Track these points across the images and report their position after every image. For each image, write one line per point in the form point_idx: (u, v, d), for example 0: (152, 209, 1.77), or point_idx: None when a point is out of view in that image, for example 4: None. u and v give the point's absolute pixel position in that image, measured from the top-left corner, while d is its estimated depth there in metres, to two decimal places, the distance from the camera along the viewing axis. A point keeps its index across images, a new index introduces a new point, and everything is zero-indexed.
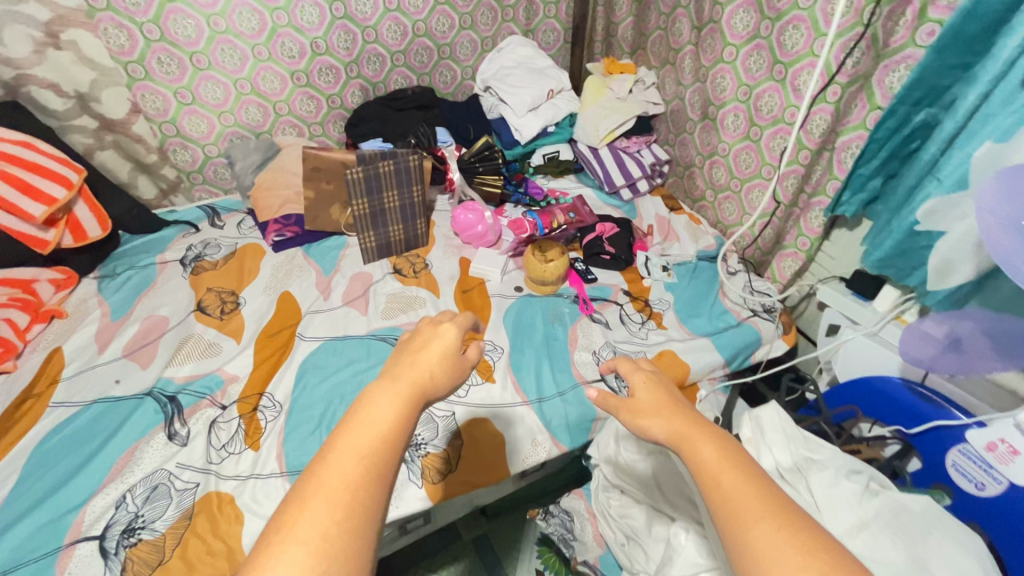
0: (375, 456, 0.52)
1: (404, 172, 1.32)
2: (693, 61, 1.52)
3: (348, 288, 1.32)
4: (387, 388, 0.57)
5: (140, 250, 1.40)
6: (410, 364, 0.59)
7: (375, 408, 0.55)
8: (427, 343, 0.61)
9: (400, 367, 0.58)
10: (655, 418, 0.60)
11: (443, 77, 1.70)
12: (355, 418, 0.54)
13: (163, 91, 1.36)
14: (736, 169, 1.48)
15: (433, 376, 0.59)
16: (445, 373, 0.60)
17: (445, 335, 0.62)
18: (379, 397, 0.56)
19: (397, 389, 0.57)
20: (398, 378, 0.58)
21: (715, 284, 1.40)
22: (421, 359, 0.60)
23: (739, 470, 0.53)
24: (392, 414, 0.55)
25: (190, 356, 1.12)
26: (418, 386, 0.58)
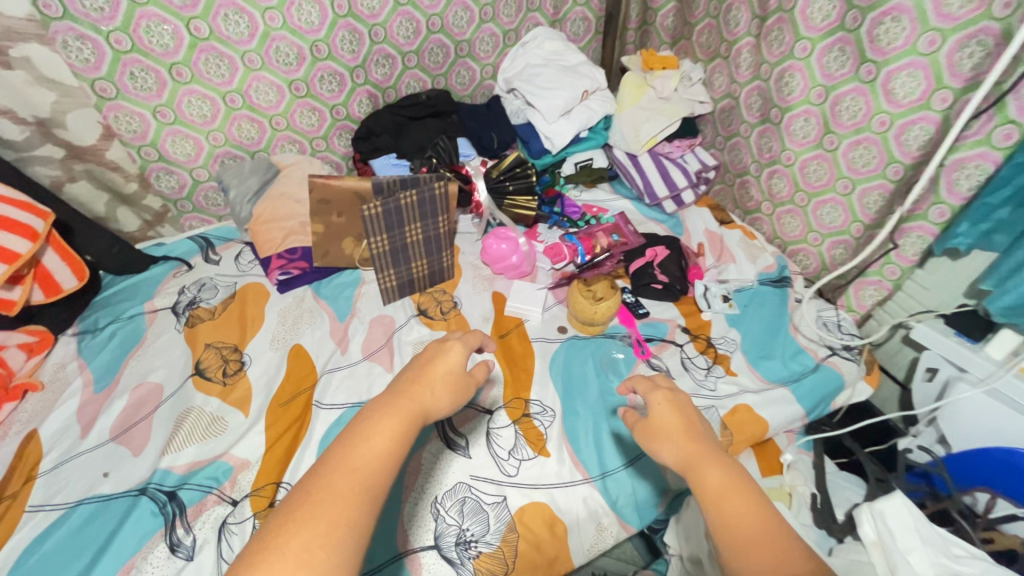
0: (370, 474, 0.56)
1: (428, 202, 1.13)
2: (753, 55, 1.31)
3: (368, 337, 1.15)
4: (393, 405, 0.62)
5: (125, 296, 1.22)
6: (416, 386, 0.65)
7: (379, 425, 0.59)
8: (437, 362, 0.67)
9: (411, 388, 0.64)
10: (666, 444, 0.61)
11: (460, 77, 1.49)
12: (362, 434, 0.58)
13: (142, 111, 1.16)
14: (802, 180, 1.30)
15: (436, 393, 0.65)
16: (450, 390, 0.66)
17: (452, 355, 0.69)
18: (386, 412, 0.61)
19: (403, 406, 0.62)
20: (404, 396, 0.63)
21: (783, 318, 1.24)
22: (430, 378, 0.66)
23: (741, 500, 0.55)
24: (392, 429, 0.60)
25: (190, 437, 0.96)
26: (421, 404, 0.64)
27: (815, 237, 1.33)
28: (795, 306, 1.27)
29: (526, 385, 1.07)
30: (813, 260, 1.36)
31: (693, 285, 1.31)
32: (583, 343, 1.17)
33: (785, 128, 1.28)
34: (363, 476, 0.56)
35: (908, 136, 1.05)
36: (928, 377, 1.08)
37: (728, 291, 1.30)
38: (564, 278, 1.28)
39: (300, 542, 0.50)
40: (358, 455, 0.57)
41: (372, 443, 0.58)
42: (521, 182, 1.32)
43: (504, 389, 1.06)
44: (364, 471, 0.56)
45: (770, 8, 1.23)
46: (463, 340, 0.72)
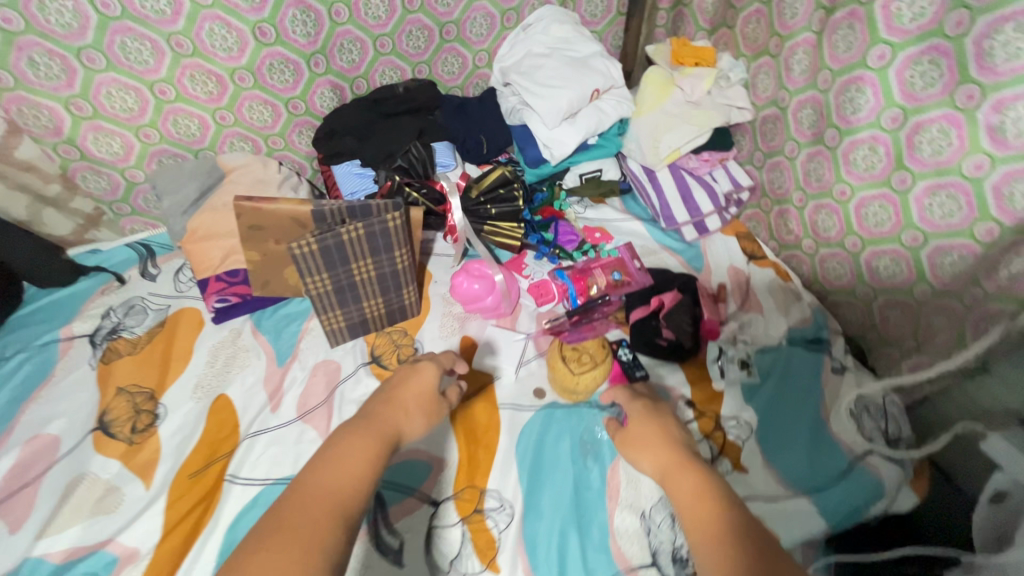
0: (346, 497, 0.55)
1: (380, 236, 0.91)
2: (813, 57, 1.03)
3: (306, 390, 0.97)
4: (367, 428, 0.63)
5: (43, 317, 1.07)
6: (390, 416, 0.67)
7: (352, 448, 0.60)
8: (413, 382, 0.73)
9: (388, 407, 0.68)
10: (647, 457, 0.71)
11: (448, 65, 1.25)
12: (336, 455, 0.59)
13: (51, 103, 0.96)
14: (857, 223, 1.04)
15: (407, 416, 0.68)
16: (423, 411, 0.70)
17: (422, 380, 0.73)
18: (357, 432, 0.62)
19: (376, 429, 0.64)
20: (376, 418, 0.65)
21: (814, 395, 1.00)
22: (403, 398, 0.70)
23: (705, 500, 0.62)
24: (365, 452, 0.60)
25: (76, 514, 0.81)
26: (394, 426, 0.66)
27: (865, 291, 1.07)
28: (832, 381, 1.02)
29: (484, 469, 0.89)
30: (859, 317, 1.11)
31: (706, 343, 1.08)
32: (562, 414, 0.97)
33: (842, 155, 1.02)
34: (339, 498, 0.54)
35: (1013, 189, 0.78)
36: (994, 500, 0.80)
37: (748, 354, 1.06)
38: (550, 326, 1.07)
39: (272, 553, 0.49)
40: (334, 478, 0.56)
41: (347, 464, 0.58)
42: (505, 205, 1.10)
43: (457, 474, 0.89)
44: (339, 494, 0.55)
45: None
46: (437, 363, 0.78)
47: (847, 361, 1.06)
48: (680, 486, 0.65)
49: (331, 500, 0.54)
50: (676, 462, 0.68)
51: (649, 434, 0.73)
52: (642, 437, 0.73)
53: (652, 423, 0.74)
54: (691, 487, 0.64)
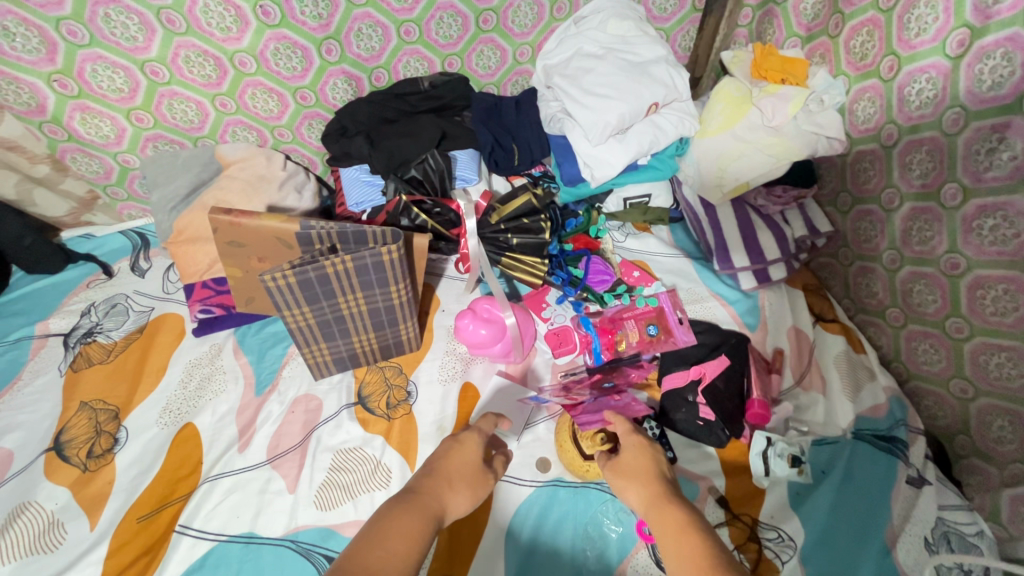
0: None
1: (371, 270, 0.77)
2: (942, 88, 0.80)
3: (281, 429, 0.86)
4: (416, 500, 0.55)
5: (23, 307, 0.99)
6: (439, 488, 0.58)
7: (398, 522, 0.51)
8: (455, 453, 0.64)
9: (431, 480, 0.58)
10: (632, 483, 0.62)
11: (483, 59, 1.08)
12: (382, 528, 0.50)
13: (32, 79, 0.86)
14: (965, 304, 0.82)
15: (455, 486, 0.60)
16: (472, 484, 0.62)
17: (470, 445, 0.66)
18: (405, 505, 0.53)
19: (424, 502, 0.55)
20: (423, 490, 0.57)
21: (881, 514, 0.81)
22: (451, 465, 0.62)
23: (695, 539, 0.52)
24: (413, 526, 0.51)
25: (12, 549, 0.73)
26: (442, 499, 0.57)
27: (962, 387, 0.86)
28: (905, 496, 0.83)
29: (466, 557, 0.76)
30: (950, 415, 0.90)
31: (751, 430, 0.89)
32: (567, 496, 0.82)
33: (961, 219, 0.80)
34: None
35: None
36: None
37: (803, 448, 0.87)
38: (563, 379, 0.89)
39: None
40: (378, 555, 0.47)
41: (396, 536, 0.49)
42: (529, 236, 0.95)
43: (433, 558, 0.75)
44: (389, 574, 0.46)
45: (996, 16, 0.71)
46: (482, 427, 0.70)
47: (928, 472, 0.85)
48: (661, 516, 0.56)
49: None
50: (659, 492, 0.59)
51: (636, 461, 0.65)
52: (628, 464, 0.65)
53: (641, 450, 0.66)
54: (672, 517, 0.55)
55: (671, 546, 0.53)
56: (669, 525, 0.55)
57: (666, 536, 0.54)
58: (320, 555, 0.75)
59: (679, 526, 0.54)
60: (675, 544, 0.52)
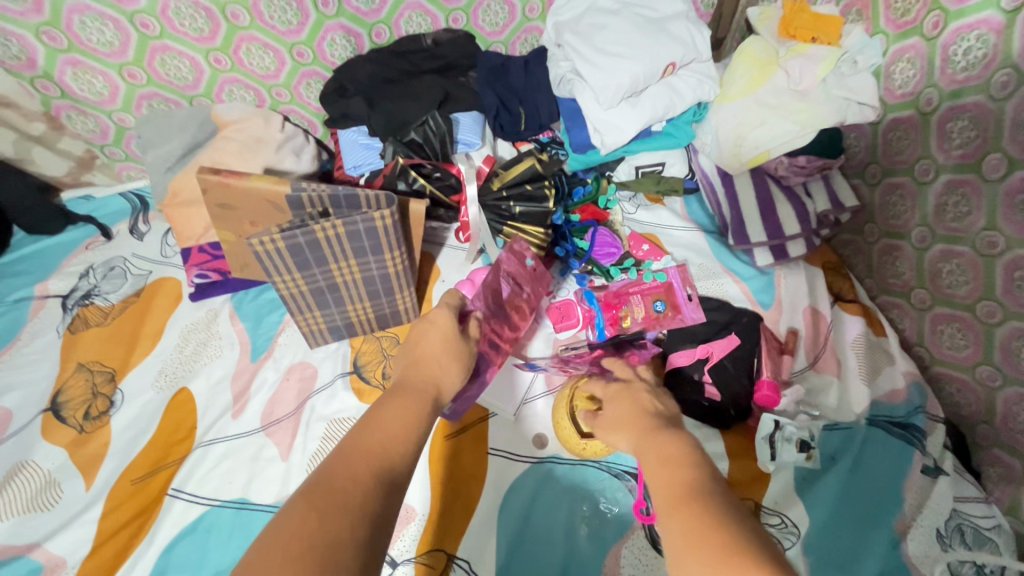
0: (394, 459, 0.44)
1: (364, 236, 0.74)
2: (992, 47, 0.72)
3: (275, 396, 0.85)
4: (407, 389, 0.53)
5: (23, 268, 0.99)
6: (427, 371, 0.56)
7: (393, 408, 0.50)
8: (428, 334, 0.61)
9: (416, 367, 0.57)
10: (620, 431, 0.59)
11: (490, 15, 1.02)
12: (377, 415, 0.49)
13: (20, 31, 0.84)
14: (1001, 286, 0.76)
15: (444, 364, 0.58)
16: (459, 357, 0.60)
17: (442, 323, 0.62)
18: (397, 392, 0.52)
19: (416, 389, 0.54)
20: (413, 379, 0.55)
21: (893, 504, 0.77)
22: (434, 344, 0.60)
23: (673, 461, 0.49)
24: (408, 412, 0.50)
25: (9, 506, 0.74)
26: (434, 380, 0.56)
27: (989, 374, 0.81)
28: (920, 486, 0.79)
29: (458, 531, 0.74)
30: (974, 401, 0.85)
31: (759, 411, 0.86)
32: (565, 473, 0.80)
33: (1004, 193, 0.73)
34: (386, 459, 0.44)
35: None
36: None
37: (813, 433, 0.83)
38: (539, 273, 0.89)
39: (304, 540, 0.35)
40: (376, 437, 0.46)
41: (394, 421, 0.48)
42: (532, 205, 0.91)
43: (423, 530, 0.74)
44: (388, 455, 0.45)
45: None
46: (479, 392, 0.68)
47: (945, 462, 0.81)
48: (648, 447, 0.53)
49: (377, 461, 0.43)
50: (649, 430, 0.55)
51: (625, 409, 0.62)
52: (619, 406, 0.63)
53: (630, 396, 0.64)
54: (654, 446, 0.52)
55: (655, 469, 0.50)
56: (653, 457, 0.51)
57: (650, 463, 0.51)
58: None
59: (660, 453, 0.51)
60: (659, 478, 0.48)
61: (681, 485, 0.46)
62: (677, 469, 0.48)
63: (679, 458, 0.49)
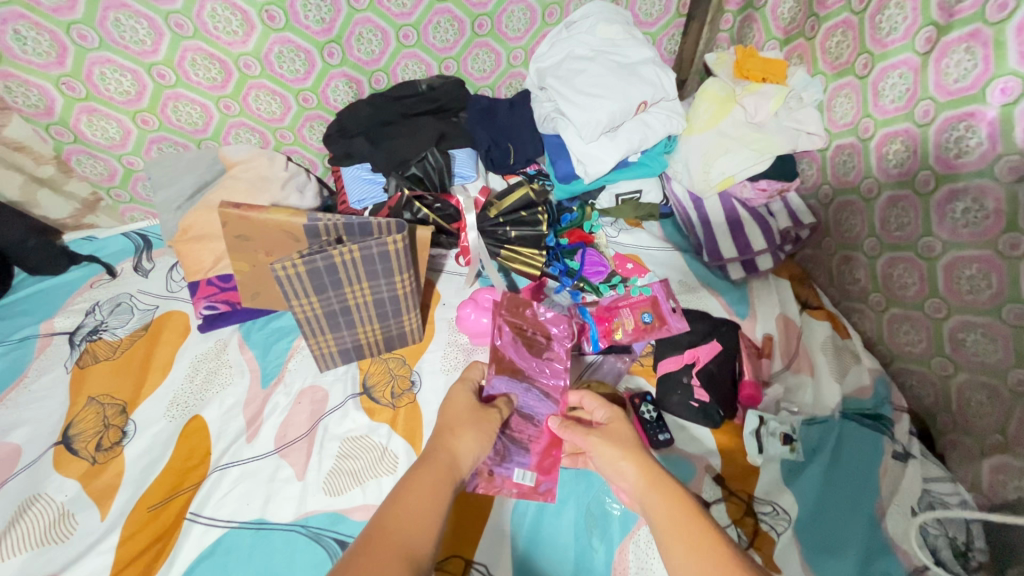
0: (414, 539, 0.50)
1: (379, 260, 0.80)
2: (913, 83, 0.85)
3: (288, 419, 0.88)
4: (429, 462, 0.60)
5: (25, 308, 1.00)
6: (443, 441, 0.63)
7: (415, 485, 0.56)
8: (449, 411, 0.70)
9: (436, 446, 0.62)
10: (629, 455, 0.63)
11: (478, 63, 1.12)
12: (402, 491, 0.55)
13: (41, 82, 0.89)
14: (946, 286, 0.86)
15: (458, 434, 0.66)
16: (476, 429, 0.68)
17: (459, 403, 0.72)
18: (419, 466, 0.59)
19: (435, 460, 0.60)
20: (435, 451, 0.62)
21: (870, 487, 0.85)
22: (460, 415, 0.69)
23: (684, 512, 0.55)
24: (427, 486, 0.56)
25: (22, 542, 0.73)
26: (449, 449, 0.63)
27: (943, 364, 0.90)
28: (892, 469, 0.86)
29: (473, 539, 0.78)
30: (930, 392, 0.94)
31: (744, 410, 0.93)
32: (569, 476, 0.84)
33: (935, 204, 0.85)
34: (408, 542, 0.49)
35: None
36: None
37: (794, 427, 0.90)
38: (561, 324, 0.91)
39: None
40: (404, 515, 0.52)
41: (416, 498, 0.54)
42: (527, 229, 0.98)
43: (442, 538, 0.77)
44: (411, 530, 0.51)
45: (958, 14, 0.77)
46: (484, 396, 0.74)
47: (913, 447, 0.89)
48: (660, 486, 0.59)
49: (398, 540, 0.49)
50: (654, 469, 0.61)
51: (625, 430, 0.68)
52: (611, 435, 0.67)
53: (624, 422, 0.70)
54: (668, 490, 0.58)
55: (661, 503, 0.57)
56: (662, 506, 0.57)
57: (661, 504, 0.57)
58: (330, 538, 0.77)
59: (673, 496, 0.57)
60: (675, 531, 0.54)
61: (688, 530, 0.53)
62: (689, 527, 0.53)
63: (683, 508, 0.55)
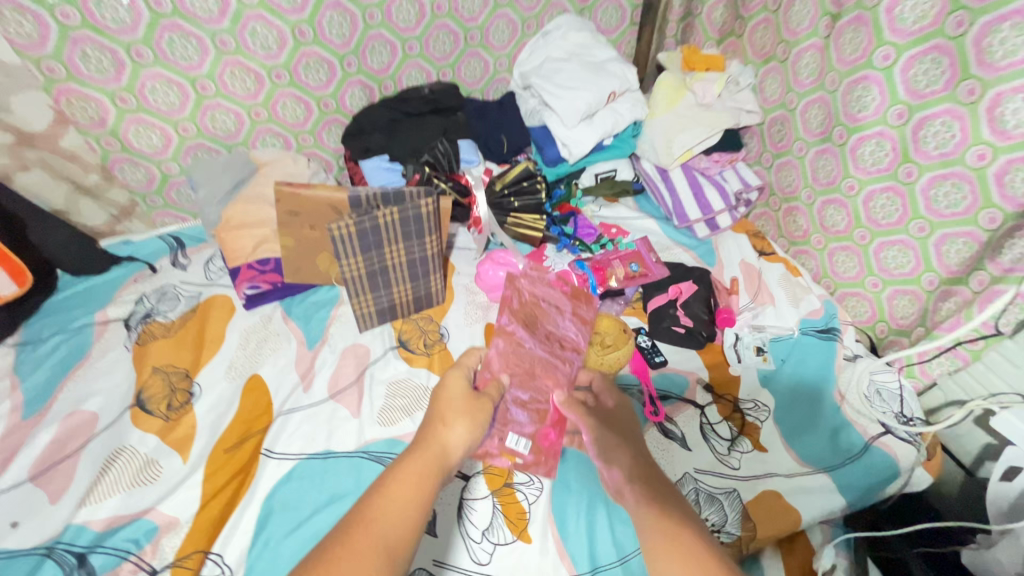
0: (398, 527, 0.54)
1: (414, 221, 0.96)
2: (822, 61, 1.09)
3: (337, 371, 1.00)
4: (422, 451, 0.64)
5: (77, 302, 1.09)
6: (436, 433, 0.68)
7: (405, 475, 0.60)
8: (443, 406, 0.74)
9: (426, 440, 0.66)
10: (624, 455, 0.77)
11: (470, 70, 1.32)
12: (388, 484, 0.58)
13: (98, 95, 1.02)
14: (867, 216, 1.08)
15: (448, 426, 0.70)
16: (469, 420, 0.73)
17: (453, 396, 0.76)
18: (411, 454, 0.64)
19: (426, 450, 0.65)
20: (428, 441, 0.67)
21: (829, 379, 1.04)
22: (453, 405, 0.75)
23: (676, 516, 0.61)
24: (416, 475, 0.60)
25: (115, 485, 0.83)
26: (441, 440, 0.68)
27: (875, 283, 1.10)
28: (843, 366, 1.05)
29: None
30: (869, 308, 1.13)
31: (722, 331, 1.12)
32: None
33: (850, 151, 1.07)
34: (390, 533, 0.53)
35: (1014, 177, 0.83)
36: (1005, 476, 0.92)
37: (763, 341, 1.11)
38: (568, 304, 1.05)
39: None
40: (392, 505, 0.56)
41: (404, 487, 0.58)
42: (527, 198, 1.17)
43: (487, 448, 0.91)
44: (396, 517, 0.54)
45: (845, 4, 1.01)
46: None
47: (858, 348, 1.09)
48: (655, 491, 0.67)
49: (382, 533, 0.52)
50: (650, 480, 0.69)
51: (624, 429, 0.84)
52: (610, 424, 0.84)
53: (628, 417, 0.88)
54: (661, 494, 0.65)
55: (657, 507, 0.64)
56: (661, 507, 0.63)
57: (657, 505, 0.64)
58: (391, 458, 0.89)
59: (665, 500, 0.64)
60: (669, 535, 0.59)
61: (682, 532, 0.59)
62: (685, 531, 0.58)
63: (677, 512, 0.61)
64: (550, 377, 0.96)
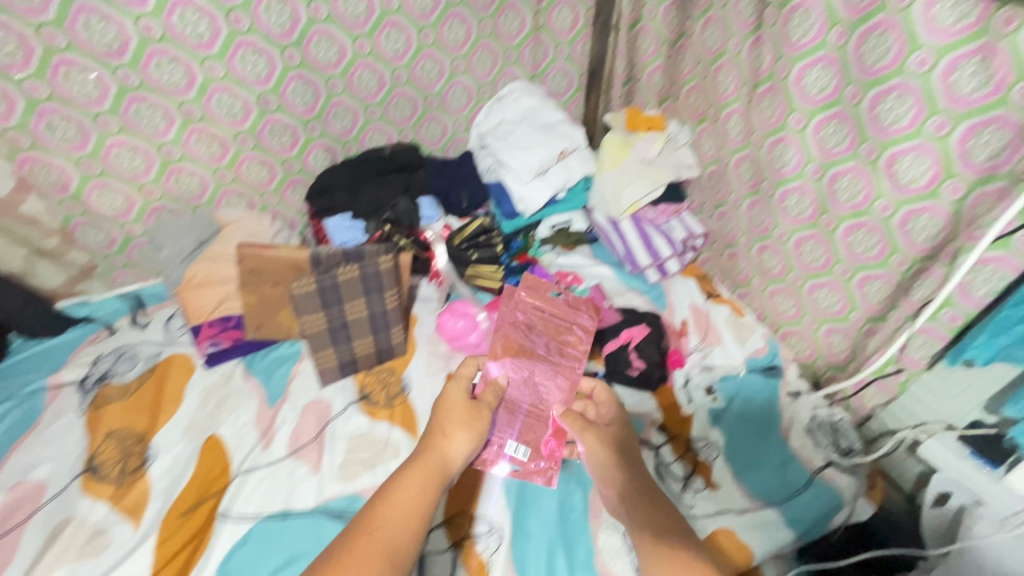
0: (399, 531, 0.64)
1: (373, 277, 1.04)
2: (744, 123, 1.21)
3: (297, 427, 1.00)
4: (423, 461, 0.75)
5: (30, 366, 1.07)
6: (438, 444, 0.80)
7: (410, 482, 0.71)
8: (446, 418, 0.85)
9: (427, 452, 0.77)
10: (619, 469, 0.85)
11: (430, 131, 1.40)
12: (392, 495, 0.69)
13: (62, 163, 1.05)
14: (797, 260, 1.17)
15: (448, 438, 0.81)
16: (468, 429, 0.84)
17: (456, 407, 0.87)
18: (413, 465, 0.74)
19: (428, 462, 0.75)
20: (429, 449, 0.78)
21: (775, 416, 1.10)
22: (452, 415, 0.86)
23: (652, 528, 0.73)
24: (418, 483, 0.71)
25: (62, 557, 0.82)
26: (443, 449, 0.79)
27: (812, 322, 1.18)
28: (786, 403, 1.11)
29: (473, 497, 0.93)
30: (808, 345, 1.21)
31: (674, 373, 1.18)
32: None
33: (776, 203, 1.18)
34: (392, 539, 0.63)
35: (914, 226, 0.92)
36: (937, 501, 0.99)
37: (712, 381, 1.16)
38: (570, 314, 1.11)
39: None
40: (398, 513, 0.66)
41: (407, 495, 0.69)
42: (484, 251, 1.24)
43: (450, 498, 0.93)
44: (399, 523, 0.65)
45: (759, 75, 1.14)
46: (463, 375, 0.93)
47: (800, 385, 1.16)
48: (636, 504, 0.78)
49: (385, 538, 0.63)
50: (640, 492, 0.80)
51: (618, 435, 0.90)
52: (603, 435, 0.91)
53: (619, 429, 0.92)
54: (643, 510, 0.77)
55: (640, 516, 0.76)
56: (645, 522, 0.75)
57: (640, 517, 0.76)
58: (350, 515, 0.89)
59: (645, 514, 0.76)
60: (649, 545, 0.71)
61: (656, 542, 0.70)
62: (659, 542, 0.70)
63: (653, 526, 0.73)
64: (550, 383, 1.03)
